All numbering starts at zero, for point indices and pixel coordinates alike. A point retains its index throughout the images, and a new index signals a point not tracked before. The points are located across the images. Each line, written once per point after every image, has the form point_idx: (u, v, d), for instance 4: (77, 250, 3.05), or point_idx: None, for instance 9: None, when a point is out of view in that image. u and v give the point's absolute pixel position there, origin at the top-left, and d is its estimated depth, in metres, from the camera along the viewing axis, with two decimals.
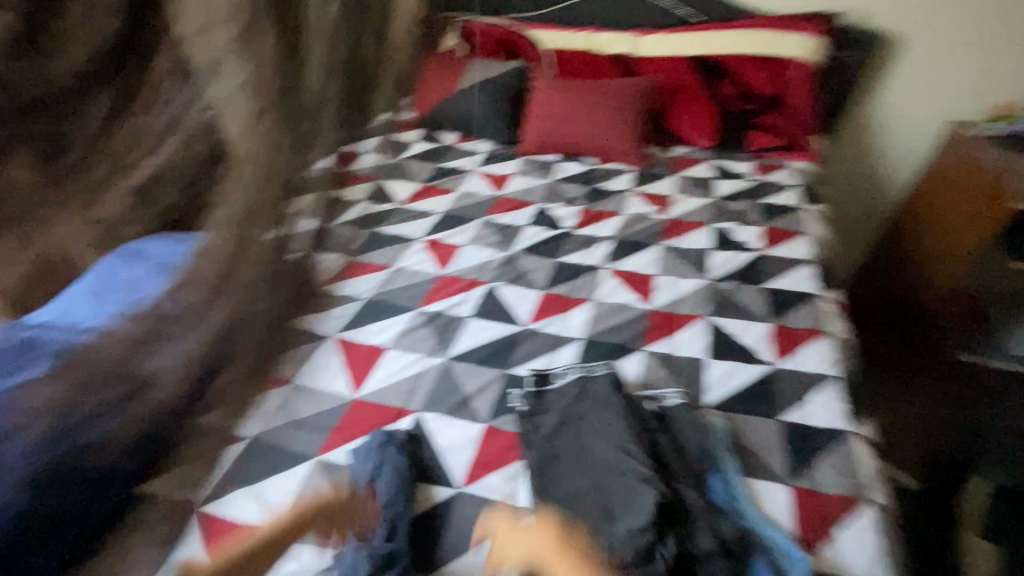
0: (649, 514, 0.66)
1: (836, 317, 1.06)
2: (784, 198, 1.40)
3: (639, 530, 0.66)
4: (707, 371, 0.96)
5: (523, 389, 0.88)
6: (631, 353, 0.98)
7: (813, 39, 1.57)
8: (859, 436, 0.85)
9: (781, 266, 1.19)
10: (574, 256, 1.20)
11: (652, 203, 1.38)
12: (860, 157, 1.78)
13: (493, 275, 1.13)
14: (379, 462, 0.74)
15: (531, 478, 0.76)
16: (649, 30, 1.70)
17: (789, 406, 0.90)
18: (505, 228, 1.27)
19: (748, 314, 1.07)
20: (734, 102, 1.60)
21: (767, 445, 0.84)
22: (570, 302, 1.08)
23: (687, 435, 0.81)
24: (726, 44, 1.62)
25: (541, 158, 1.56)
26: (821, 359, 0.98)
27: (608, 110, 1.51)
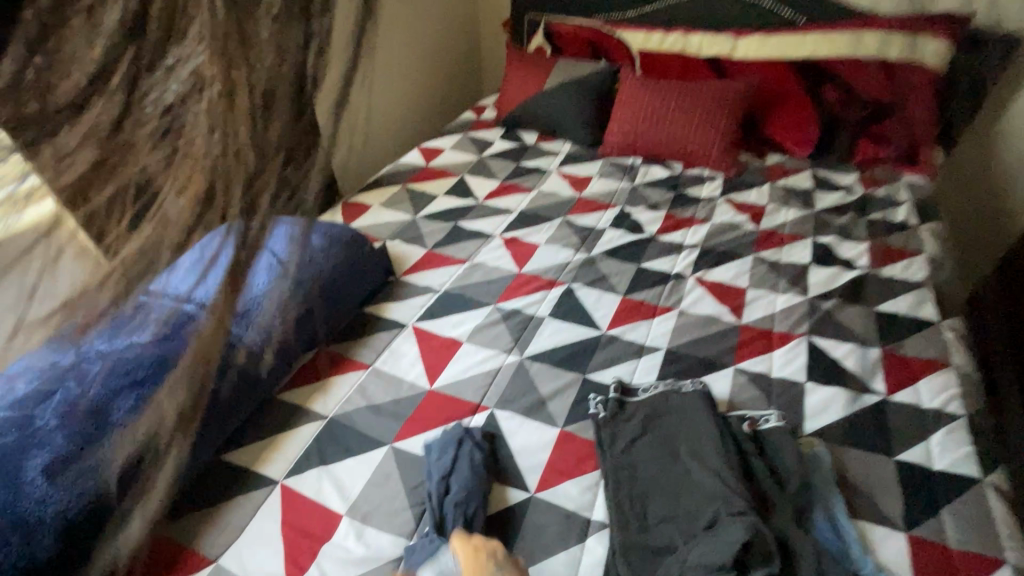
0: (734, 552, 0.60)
1: (961, 349, 0.96)
2: (897, 215, 1.29)
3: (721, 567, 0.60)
4: (808, 396, 0.87)
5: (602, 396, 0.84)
6: (721, 369, 0.92)
7: (940, 46, 1.37)
8: (994, 486, 0.74)
9: (892, 289, 1.08)
10: (660, 262, 1.16)
11: (744, 212, 1.30)
12: (988, 172, 1.55)
13: (571, 276, 1.12)
14: (453, 458, 0.75)
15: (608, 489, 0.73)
16: (747, 31, 1.58)
17: (908, 445, 0.79)
18: (585, 230, 1.25)
19: (856, 337, 0.98)
20: (842, 110, 1.46)
21: (881, 484, 0.74)
22: (654, 311, 1.03)
23: (787, 463, 0.72)
24: (835, 45, 1.47)
25: (622, 160, 1.53)
26: (942, 394, 0.87)
27: (695, 118, 1.45)
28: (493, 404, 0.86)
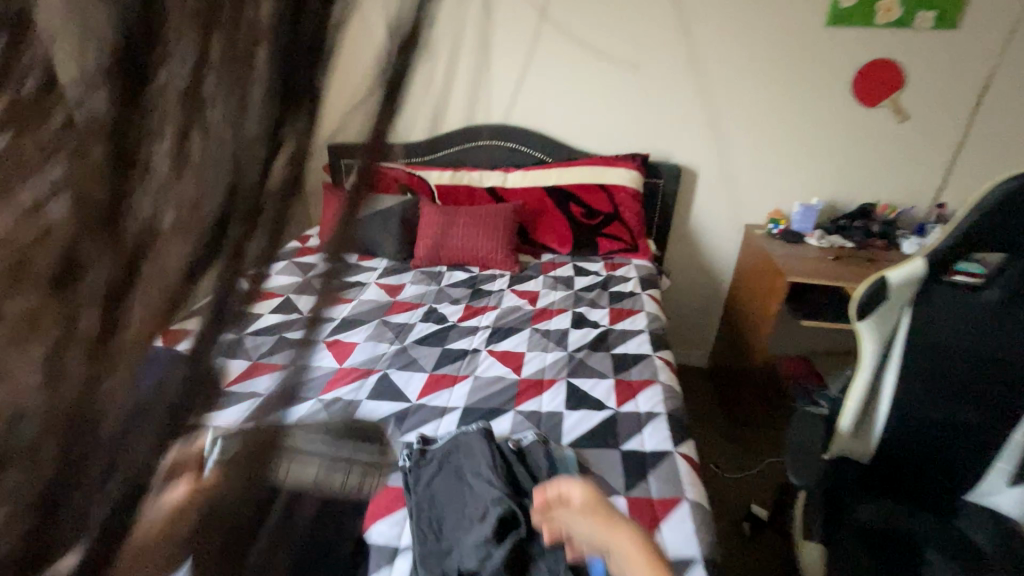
0: (491, 531, 0.83)
1: (666, 368, 1.36)
2: (629, 286, 1.79)
3: (483, 542, 0.81)
4: (565, 420, 1.17)
5: (407, 450, 1.04)
6: (503, 414, 1.18)
7: (632, 174, 2.05)
8: (679, 453, 1.08)
9: (625, 335, 1.50)
10: (460, 342, 1.46)
11: (524, 297, 1.70)
12: (688, 249, 2.38)
13: (386, 364, 1.35)
14: None
15: (410, 522, 0.91)
16: (513, 168, 2.15)
17: (630, 435, 1.12)
18: (399, 325, 1.52)
19: (598, 373, 1.33)
20: (583, 218, 2.02)
21: (608, 468, 1.03)
22: (453, 380, 1.29)
23: (540, 461, 0.98)
24: (570, 175, 2.07)
25: (432, 269, 1.89)
26: (653, 401, 1.24)
27: (482, 230, 1.88)
28: None
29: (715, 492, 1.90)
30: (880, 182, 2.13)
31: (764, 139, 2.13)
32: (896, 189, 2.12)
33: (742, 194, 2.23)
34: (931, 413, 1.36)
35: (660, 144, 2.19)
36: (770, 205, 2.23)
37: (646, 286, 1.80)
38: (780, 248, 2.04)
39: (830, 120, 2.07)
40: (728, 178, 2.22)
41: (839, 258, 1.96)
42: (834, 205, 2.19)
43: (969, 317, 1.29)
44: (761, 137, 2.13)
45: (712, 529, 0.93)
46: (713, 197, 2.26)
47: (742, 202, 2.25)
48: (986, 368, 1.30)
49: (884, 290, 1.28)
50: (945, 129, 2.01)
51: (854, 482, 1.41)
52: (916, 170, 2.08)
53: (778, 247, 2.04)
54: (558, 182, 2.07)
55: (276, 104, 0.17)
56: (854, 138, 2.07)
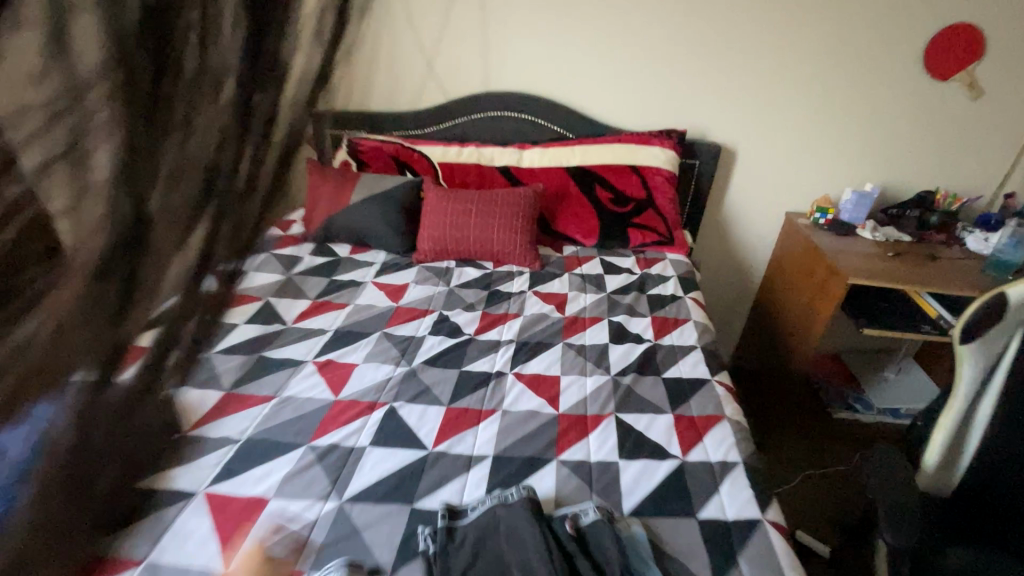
0: None
1: (730, 398, 1.14)
2: (668, 288, 1.54)
3: None
4: (621, 474, 0.94)
5: (430, 528, 0.81)
6: (543, 466, 0.95)
7: (667, 154, 1.78)
8: (770, 522, 0.86)
9: (674, 354, 1.26)
10: (480, 363, 1.20)
11: (549, 302, 1.44)
12: (719, 240, 2.13)
13: (392, 393, 1.10)
14: None
15: None
16: (529, 145, 1.86)
17: (706, 496, 0.90)
18: (404, 340, 1.26)
19: (651, 405, 1.10)
20: (611, 205, 1.75)
21: (688, 548, 0.81)
22: (477, 417, 1.05)
23: (607, 549, 0.75)
24: (596, 155, 1.79)
25: (438, 264, 1.62)
26: (723, 444, 1.01)
27: (497, 219, 1.61)
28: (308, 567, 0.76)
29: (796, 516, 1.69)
30: (941, 167, 1.89)
31: (815, 116, 1.88)
32: (956, 176, 1.90)
33: (785, 178, 1.98)
34: None
35: (697, 119, 1.91)
36: (814, 191, 1.99)
37: (687, 288, 1.56)
38: (831, 241, 1.80)
39: (893, 96, 1.81)
40: (771, 160, 1.96)
41: (898, 255, 1.73)
42: (886, 192, 1.96)
43: None
44: (812, 114, 1.87)
45: None
46: (751, 181, 2.00)
47: (783, 187, 2.00)
48: None
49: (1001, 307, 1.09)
50: (1019, 109, 1.78)
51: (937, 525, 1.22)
52: (983, 155, 1.85)
53: (829, 240, 1.81)
54: (582, 162, 1.80)
55: (238, 126, 0.19)
56: (917, 117, 1.83)
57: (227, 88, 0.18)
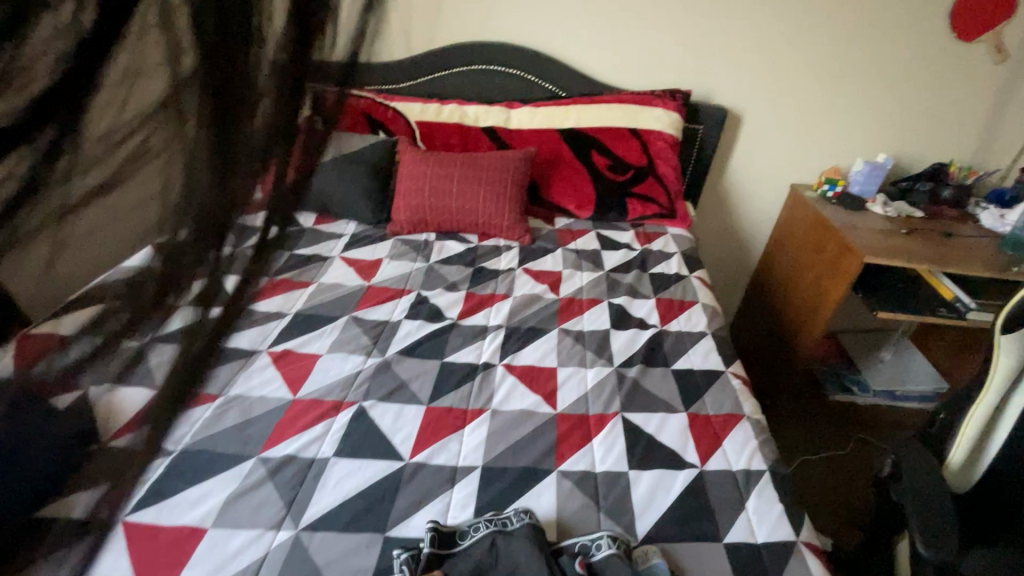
0: None
1: (747, 393, 1.01)
2: (672, 265, 1.40)
3: None
4: (632, 488, 0.80)
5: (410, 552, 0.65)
6: (542, 479, 0.81)
7: (671, 117, 1.61)
8: (807, 546, 0.74)
9: (683, 341, 1.12)
10: (465, 352, 1.04)
11: (542, 281, 1.28)
12: (719, 213, 1.99)
13: (362, 390, 0.93)
14: None
15: None
16: (518, 104, 1.66)
17: (733, 515, 0.77)
18: (376, 326, 1.09)
19: (662, 403, 0.96)
20: (608, 173, 1.58)
21: None
22: (462, 418, 0.90)
23: None
24: (592, 116, 1.61)
25: (416, 237, 1.44)
26: (745, 448, 0.89)
27: (483, 186, 1.42)
28: None
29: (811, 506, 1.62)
30: (956, 138, 1.77)
31: (830, 78, 1.72)
32: (971, 148, 1.79)
33: (793, 146, 1.84)
34: None
35: (702, 79, 1.74)
36: (823, 161, 1.85)
37: (692, 266, 1.41)
38: (842, 215, 1.67)
39: (913, 58, 1.67)
40: (779, 126, 1.80)
41: (911, 232, 1.62)
42: (897, 164, 1.84)
43: None
44: (827, 76, 1.72)
45: None
46: (757, 150, 1.85)
47: (790, 157, 1.86)
48: None
49: None
50: None
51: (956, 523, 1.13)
52: (1001, 126, 1.74)
53: (840, 215, 1.68)
54: (578, 123, 1.61)
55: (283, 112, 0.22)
56: (937, 82, 1.70)
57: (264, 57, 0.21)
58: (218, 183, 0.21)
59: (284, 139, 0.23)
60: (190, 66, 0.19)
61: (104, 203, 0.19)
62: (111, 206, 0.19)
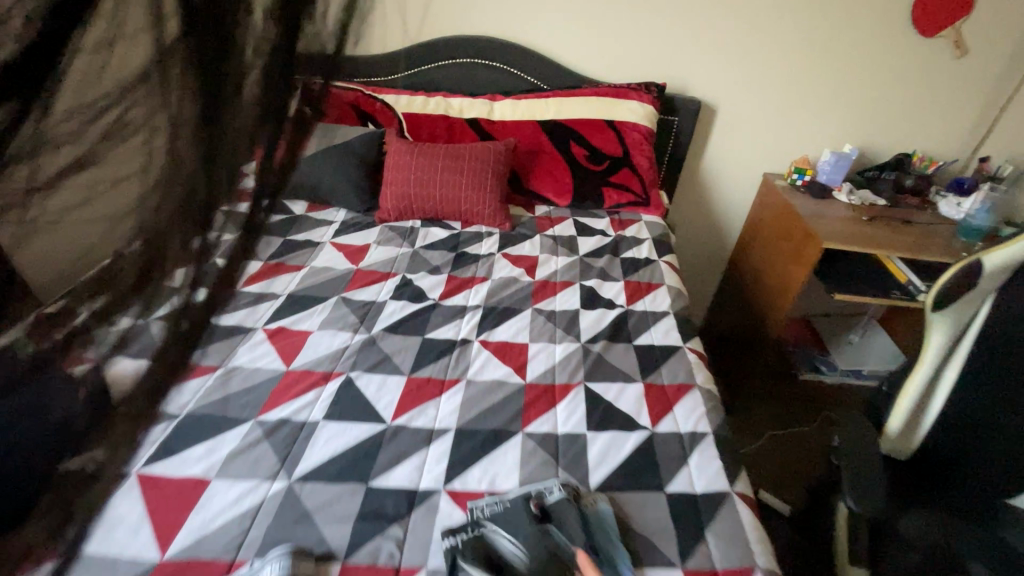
0: None
1: (702, 366, 1.11)
2: (643, 251, 1.49)
3: None
4: (589, 448, 0.90)
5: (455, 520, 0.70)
6: (509, 440, 0.90)
7: (646, 109, 1.69)
8: (739, 497, 0.84)
9: (647, 320, 1.22)
10: (445, 330, 1.14)
11: (519, 265, 1.37)
12: (696, 201, 2.08)
13: (350, 363, 1.03)
14: None
15: None
16: (501, 96, 1.73)
17: (676, 471, 0.87)
18: (363, 306, 1.18)
19: (622, 374, 1.06)
20: (586, 163, 1.66)
21: (655, 524, 0.79)
22: (439, 387, 0.99)
23: (572, 530, 0.72)
24: (571, 107, 1.69)
25: (402, 224, 1.52)
26: (694, 413, 0.99)
27: (465, 175, 1.50)
28: (253, 555, 0.71)
29: (768, 474, 1.74)
30: (919, 129, 1.86)
31: (799, 71, 1.80)
32: (934, 139, 1.87)
33: (765, 137, 1.92)
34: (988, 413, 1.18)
35: (677, 73, 1.81)
36: (794, 151, 1.93)
37: (662, 252, 1.50)
38: (809, 204, 1.77)
39: (877, 52, 1.75)
40: (752, 118, 1.89)
41: (873, 219, 1.71)
42: (864, 154, 1.92)
43: None
44: (796, 70, 1.79)
45: None
46: (731, 141, 1.93)
47: (763, 147, 1.94)
48: None
49: (976, 277, 1.06)
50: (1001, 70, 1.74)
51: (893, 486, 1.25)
52: (961, 118, 1.82)
53: (807, 203, 1.77)
54: (557, 115, 1.69)
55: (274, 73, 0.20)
56: (900, 76, 1.78)
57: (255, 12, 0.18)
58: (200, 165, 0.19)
59: (265, 111, 0.21)
60: (178, 28, 0.16)
61: (79, 192, 0.16)
62: (82, 191, 0.16)
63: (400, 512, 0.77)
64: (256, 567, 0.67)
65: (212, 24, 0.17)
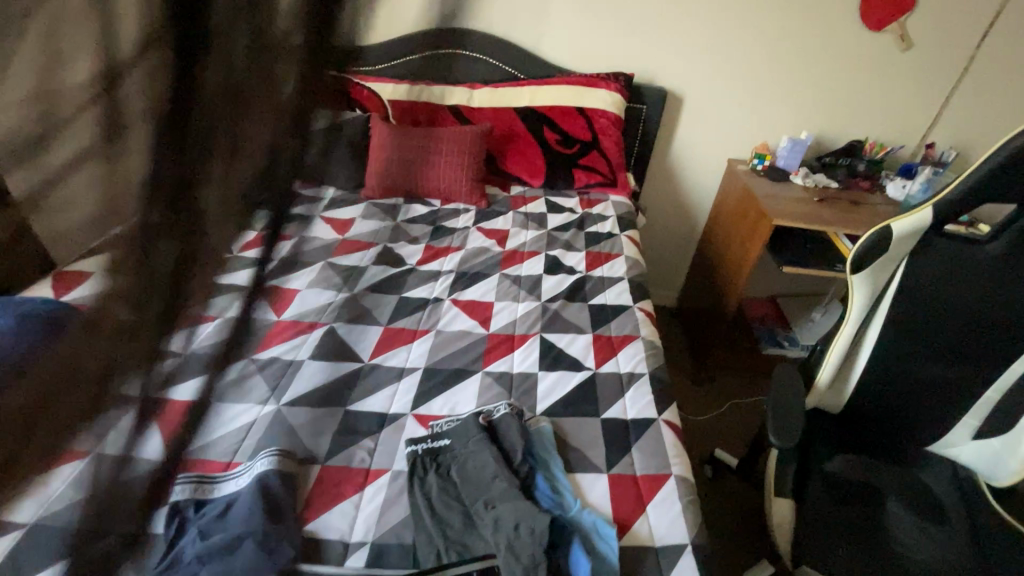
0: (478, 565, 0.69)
1: (647, 322, 1.25)
2: (607, 226, 1.62)
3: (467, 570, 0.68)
4: (539, 384, 1.04)
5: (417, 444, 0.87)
6: (470, 376, 1.05)
7: (614, 96, 1.82)
8: (664, 422, 0.99)
9: (603, 284, 1.36)
10: (420, 290, 1.28)
11: (491, 237, 1.51)
12: (666, 185, 2.21)
13: (334, 315, 1.17)
14: None
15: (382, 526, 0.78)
16: (480, 84, 1.87)
17: (612, 402, 1.01)
18: (347, 269, 1.32)
19: (575, 327, 1.20)
20: (557, 147, 1.80)
21: (588, 440, 0.93)
22: (411, 335, 1.13)
23: (513, 440, 0.87)
24: (544, 95, 1.82)
25: (386, 200, 1.66)
26: (634, 359, 1.13)
27: (444, 156, 1.64)
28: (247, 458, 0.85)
29: (726, 436, 1.89)
30: (870, 118, 1.99)
31: (758, 63, 1.93)
32: (884, 127, 2.01)
33: (728, 126, 2.05)
34: (905, 366, 1.33)
35: (645, 64, 1.95)
36: (756, 138, 2.07)
37: (625, 227, 1.64)
38: (765, 186, 1.90)
39: (829, 46, 1.88)
40: (715, 107, 2.02)
41: (823, 200, 1.85)
42: (821, 141, 2.06)
43: (964, 272, 1.23)
44: (755, 61, 1.92)
45: (699, 508, 0.85)
46: (697, 128, 2.07)
47: (727, 134, 2.07)
48: (972, 324, 1.25)
49: (885, 242, 1.19)
50: (944, 62, 1.88)
51: (821, 433, 1.40)
52: (909, 107, 1.96)
53: (764, 185, 1.91)
54: (532, 103, 1.83)
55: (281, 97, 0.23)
56: (852, 68, 1.91)
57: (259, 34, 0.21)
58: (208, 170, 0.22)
59: (281, 107, 0.23)
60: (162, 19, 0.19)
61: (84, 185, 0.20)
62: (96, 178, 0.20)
63: (372, 429, 0.92)
64: (248, 465, 0.81)
65: (191, 19, 0.19)
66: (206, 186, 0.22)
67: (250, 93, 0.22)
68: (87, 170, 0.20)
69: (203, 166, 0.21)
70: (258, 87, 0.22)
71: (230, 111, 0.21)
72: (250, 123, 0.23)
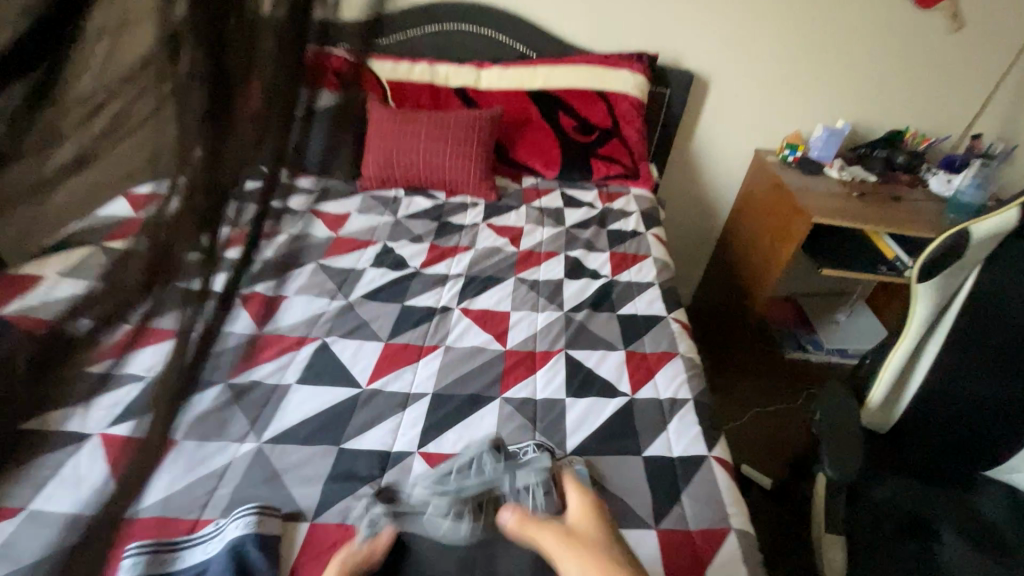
0: None
1: (685, 335, 1.09)
2: (631, 223, 1.46)
3: None
4: (567, 413, 0.89)
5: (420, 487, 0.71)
6: (486, 404, 0.89)
7: (637, 78, 1.65)
8: (717, 460, 0.83)
9: (631, 290, 1.20)
10: (425, 297, 1.12)
11: (503, 235, 1.35)
12: (687, 177, 2.05)
13: (326, 328, 1.01)
14: None
15: None
16: (489, 64, 1.69)
17: (654, 437, 0.86)
18: (342, 272, 1.16)
19: (604, 341, 1.05)
20: (574, 134, 1.63)
21: (631, 485, 0.78)
22: (416, 353, 0.97)
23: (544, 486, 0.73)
24: (560, 77, 1.65)
25: (385, 193, 1.49)
26: (674, 381, 0.97)
27: (450, 143, 1.47)
28: (219, 514, 0.70)
29: (752, 450, 1.75)
30: (911, 105, 1.84)
31: (794, 44, 1.76)
32: (926, 116, 1.85)
33: (757, 113, 1.89)
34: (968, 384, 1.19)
35: (670, 43, 1.78)
36: (787, 127, 1.90)
37: (650, 224, 1.48)
38: (799, 178, 1.74)
39: (871, 26, 1.72)
40: (744, 92, 1.86)
41: (863, 195, 1.70)
42: (857, 131, 1.90)
43: None
44: (791, 42, 1.76)
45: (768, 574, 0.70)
46: (723, 115, 1.90)
47: (755, 123, 1.91)
48: None
49: (963, 246, 1.06)
50: (996, 44, 1.72)
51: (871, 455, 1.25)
52: (954, 94, 1.80)
53: (798, 178, 1.75)
54: (546, 85, 1.65)
55: (278, 109, 0.25)
56: (895, 50, 1.75)
57: (258, 50, 0.23)
58: (214, 175, 0.23)
59: (267, 93, 0.24)
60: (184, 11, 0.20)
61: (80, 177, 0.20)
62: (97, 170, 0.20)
63: (372, 473, 0.77)
64: (220, 524, 0.66)
65: (206, 43, 0.21)
66: (221, 186, 0.24)
67: (245, 89, 0.23)
68: (84, 162, 0.20)
69: (221, 179, 0.23)
70: (245, 85, 0.23)
71: (233, 129, 0.23)
72: (249, 138, 0.24)
